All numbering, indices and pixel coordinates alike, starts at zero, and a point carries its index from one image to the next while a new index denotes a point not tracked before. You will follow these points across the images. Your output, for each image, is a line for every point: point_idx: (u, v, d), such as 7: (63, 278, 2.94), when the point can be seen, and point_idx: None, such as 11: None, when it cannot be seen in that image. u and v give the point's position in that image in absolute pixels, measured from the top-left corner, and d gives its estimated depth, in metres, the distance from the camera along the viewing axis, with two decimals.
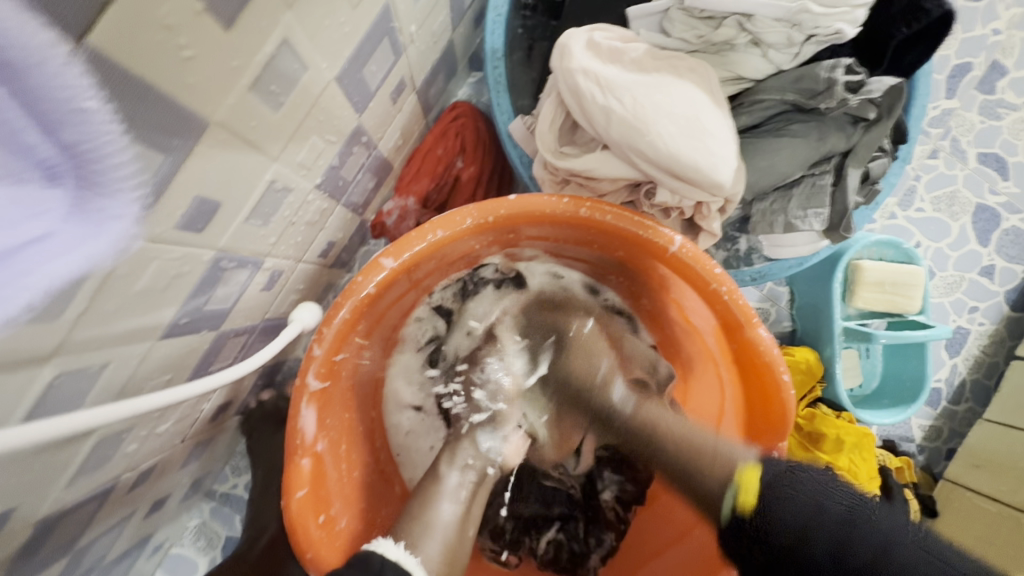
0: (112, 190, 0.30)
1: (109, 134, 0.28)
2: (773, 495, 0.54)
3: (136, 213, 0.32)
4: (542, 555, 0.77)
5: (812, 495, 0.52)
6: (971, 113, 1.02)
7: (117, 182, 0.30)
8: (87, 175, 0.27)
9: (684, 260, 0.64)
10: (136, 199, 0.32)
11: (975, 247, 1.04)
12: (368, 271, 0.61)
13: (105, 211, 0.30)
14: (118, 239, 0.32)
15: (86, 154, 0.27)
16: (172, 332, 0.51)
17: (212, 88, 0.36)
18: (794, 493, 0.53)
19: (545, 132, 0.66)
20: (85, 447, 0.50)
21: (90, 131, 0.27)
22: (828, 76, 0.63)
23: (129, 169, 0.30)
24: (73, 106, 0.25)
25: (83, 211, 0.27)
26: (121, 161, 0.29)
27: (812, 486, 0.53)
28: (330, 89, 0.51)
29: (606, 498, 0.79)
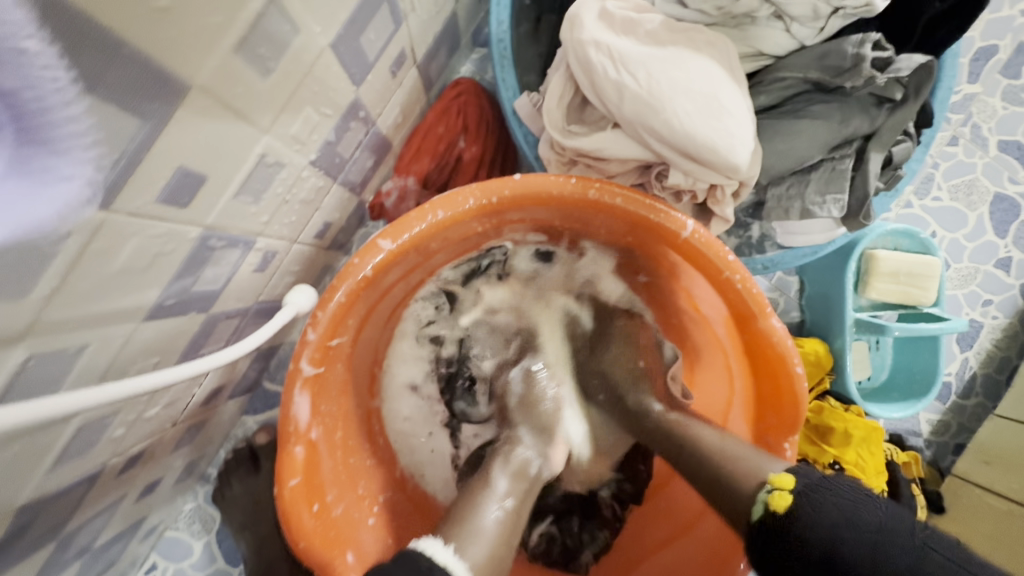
0: (63, 147, 0.28)
1: (57, 81, 0.26)
2: (811, 502, 0.47)
3: (93, 172, 0.31)
4: (534, 548, 0.74)
5: (852, 512, 0.45)
6: (993, 98, 0.98)
7: (69, 137, 0.28)
8: (33, 130, 0.26)
9: (696, 246, 0.61)
10: (95, 157, 0.30)
11: (992, 238, 1.00)
12: (365, 253, 0.58)
13: (54, 168, 0.28)
14: (67, 202, 0.30)
15: (26, 103, 0.25)
16: (158, 314, 0.48)
17: (193, 47, 0.32)
18: (825, 503, 0.46)
19: (553, 109, 0.63)
20: (67, 432, 0.47)
21: (36, 81, 0.25)
22: (856, 51, 0.58)
23: (85, 123, 0.28)
24: (9, 46, 0.23)
25: (25, 168, 0.26)
26: (71, 112, 0.27)
27: (840, 505, 0.46)
28: (325, 57, 0.47)
29: (603, 495, 0.77)
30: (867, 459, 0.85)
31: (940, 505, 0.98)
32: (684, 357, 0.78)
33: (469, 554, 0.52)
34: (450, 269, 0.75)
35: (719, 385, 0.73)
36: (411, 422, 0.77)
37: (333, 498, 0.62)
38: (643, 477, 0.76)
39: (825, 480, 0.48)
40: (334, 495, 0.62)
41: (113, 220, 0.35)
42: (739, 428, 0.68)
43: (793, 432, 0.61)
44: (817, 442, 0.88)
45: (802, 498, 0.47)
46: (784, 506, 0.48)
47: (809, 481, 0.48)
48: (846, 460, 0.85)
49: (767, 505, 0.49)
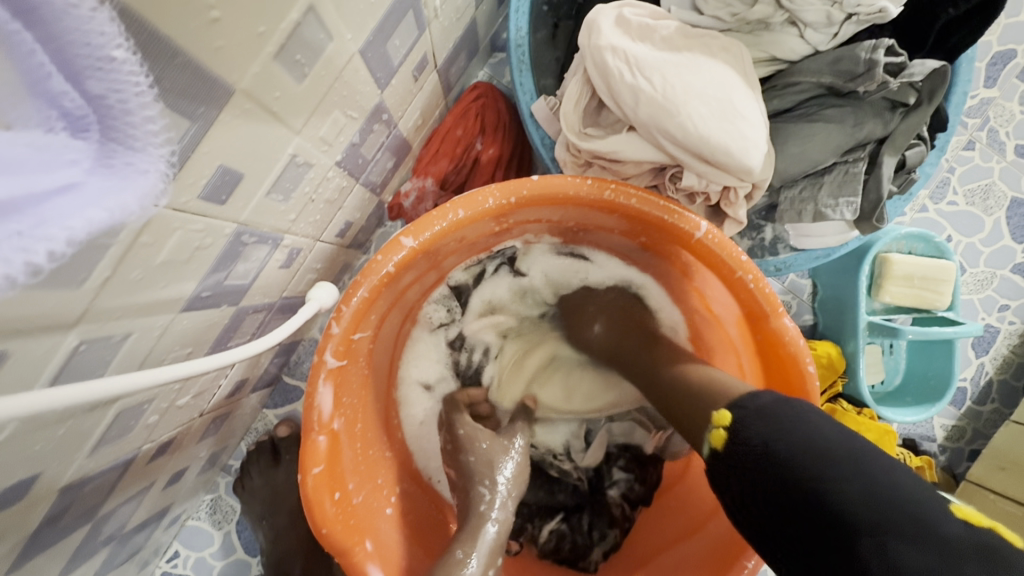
0: (139, 140, 0.31)
1: (139, 86, 0.29)
2: (743, 429, 0.49)
3: (164, 166, 0.34)
4: (543, 544, 0.75)
5: (809, 434, 0.45)
6: (1011, 103, 0.98)
7: (144, 133, 0.31)
8: (116, 128, 0.29)
9: (709, 246, 0.62)
10: (167, 152, 0.34)
11: (1009, 243, 1.00)
12: (388, 250, 0.60)
13: (131, 162, 0.31)
14: (147, 190, 0.33)
15: (112, 105, 0.28)
16: (193, 306, 0.51)
17: (238, 54, 0.35)
18: (763, 428, 0.48)
19: (570, 112, 0.65)
20: (107, 417, 0.50)
21: (118, 83, 0.28)
22: (869, 57, 0.60)
23: (159, 123, 0.32)
24: (101, 55, 0.26)
25: (107, 162, 0.29)
26: (149, 112, 0.30)
27: (794, 420, 0.47)
28: (354, 62, 0.49)
29: (612, 494, 0.78)
30: None
31: None
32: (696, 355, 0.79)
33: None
34: (460, 271, 0.78)
35: None
36: (425, 426, 0.79)
37: (353, 487, 0.64)
38: (653, 478, 0.78)
39: (754, 409, 0.50)
40: (353, 484, 0.64)
41: (161, 215, 0.37)
42: None
43: None
44: None
45: (742, 428, 0.49)
46: (720, 442, 0.51)
47: (746, 413, 0.50)
48: None
49: (710, 440, 0.52)
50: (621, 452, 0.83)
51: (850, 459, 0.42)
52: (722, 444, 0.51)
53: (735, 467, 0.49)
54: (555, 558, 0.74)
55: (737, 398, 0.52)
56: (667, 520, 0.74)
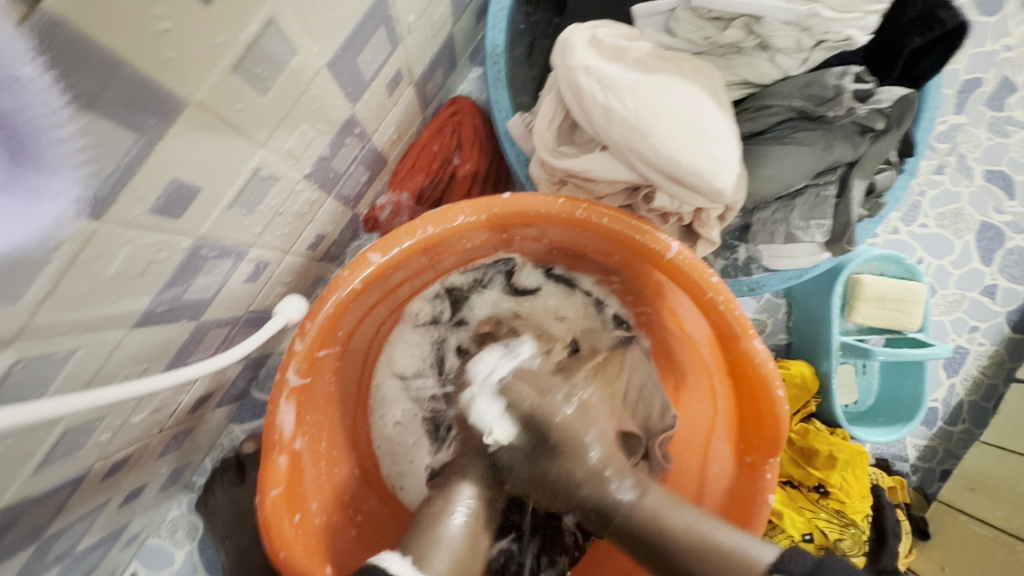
0: (49, 162, 0.29)
1: (49, 106, 0.27)
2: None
3: (80, 190, 0.32)
4: (489, 563, 0.72)
5: None
6: (978, 129, 1.00)
7: (55, 157, 0.29)
8: (25, 149, 0.27)
9: (680, 267, 0.62)
10: (83, 175, 0.31)
11: (977, 266, 1.02)
12: (355, 266, 0.59)
13: (39, 186, 0.29)
14: (52, 217, 0.31)
15: (20, 124, 0.26)
16: (148, 321, 0.49)
17: (192, 67, 0.34)
18: None
19: (544, 130, 0.64)
20: (51, 436, 0.48)
21: (25, 100, 0.26)
22: (838, 83, 0.61)
23: (75, 142, 0.29)
24: (3, 74, 0.24)
25: (13, 186, 0.27)
26: (62, 133, 0.28)
27: None
28: (321, 76, 0.49)
29: (567, 523, 0.74)
30: (851, 483, 0.85)
31: (925, 530, 0.99)
32: (672, 375, 0.78)
33: (432, 566, 0.53)
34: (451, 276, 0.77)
35: (703, 407, 0.73)
36: (401, 428, 0.76)
37: (315, 508, 0.62)
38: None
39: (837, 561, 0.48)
40: (315, 505, 0.62)
41: (108, 229, 0.36)
42: (723, 449, 0.68)
43: (775, 453, 0.61)
44: (801, 464, 0.90)
45: None
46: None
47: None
48: (831, 484, 0.86)
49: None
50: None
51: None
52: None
53: None
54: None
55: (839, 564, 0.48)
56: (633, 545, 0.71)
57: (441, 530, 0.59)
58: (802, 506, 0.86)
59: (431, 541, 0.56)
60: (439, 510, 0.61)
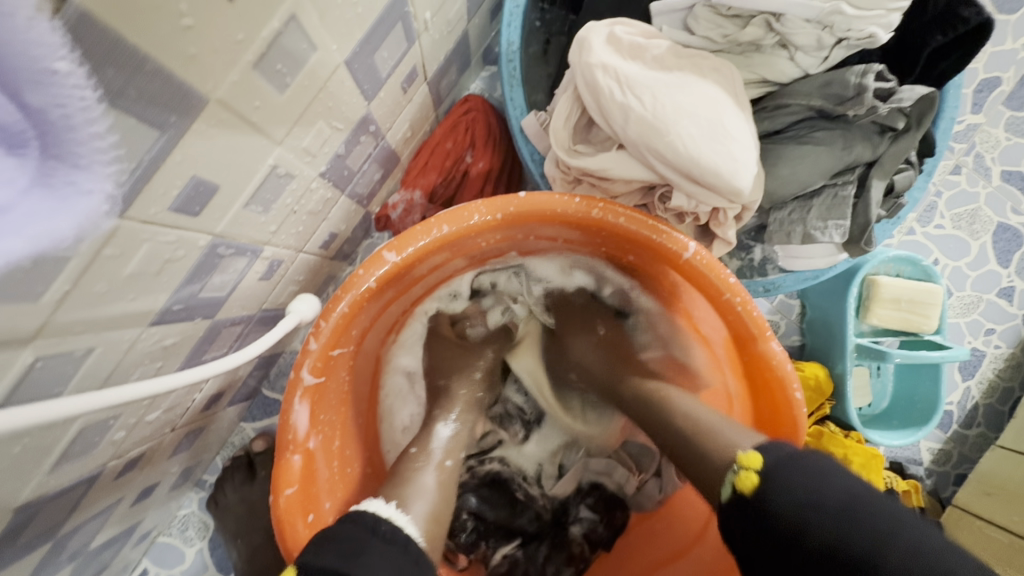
0: (85, 160, 0.29)
1: (84, 100, 0.27)
2: (778, 479, 0.45)
3: (111, 186, 0.32)
4: (495, 566, 0.74)
5: (817, 482, 0.44)
6: (996, 129, 0.99)
7: (90, 153, 0.29)
8: (64, 148, 0.28)
9: (698, 267, 0.61)
10: (115, 171, 0.32)
11: (995, 267, 1.01)
12: (369, 265, 0.58)
13: (74, 181, 0.29)
14: (85, 213, 0.31)
15: (57, 121, 0.26)
16: (164, 319, 0.49)
17: (215, 64, 0.34)
18: (800, 475, 0.45)
19: (560, 128, 0.64)
20: (68, 434, 0.48)
21: (62, 97, 0.26)
22: (859, 80, 0.60)
23: (107, 138, 0.29)
24: (40, 67, 0.24)
25: (47, 181, 0.28)
26: (95, 129, 0.28)
27: (808, 470, 0.45)
28: (338, 74, 0.48)
29: (574, 532, 0.75)
30: None
31: None
32: None
33: (413, 510, 0.54)
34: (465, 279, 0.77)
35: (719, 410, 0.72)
36: (409, 432, 0.77)
37: (328, 508, 0.62)
38: (618, 522, 0.75)
39: (791, 456, 0.47)
40: (328, 504, 0.62)
41: (128, 226, 0.36)
42: None
43: None
44: None
45: (768, 477, 0.46)
46: (750, 488, 0.47)
47: (778, 460, 0.47)
48: None
49: (736, 485, 0.48)
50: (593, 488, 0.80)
51: (846, 513, 0.41)
52: (755, 492, 0.46)
53: (767, 518, 0.45)
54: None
55: (762, 442, 0.49)
56: (647, 550, 0.72)
57: (417, 479, 0.59)
58: None
59: (411, 488, 0.57)
60: (420, 461, 0.62)
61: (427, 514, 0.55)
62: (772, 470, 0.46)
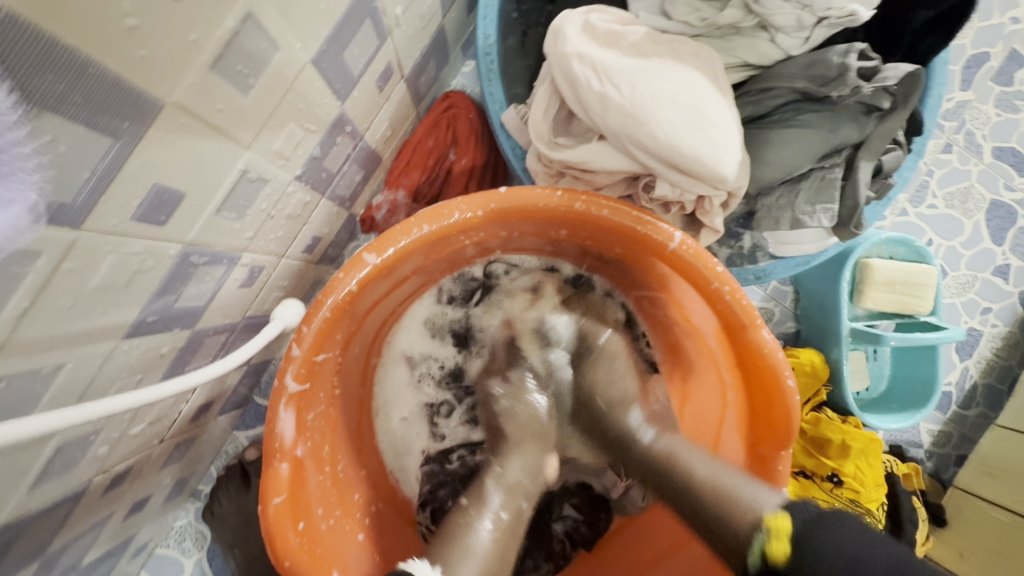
0: (5, 167, 0.26)
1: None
2: (810, 547, 0.44)
3: (34, 195, 0.29)
4: None
5: (854, 545, 0.43)
6: (986, 105, 0.98)
7: (12, 160, 0.26)
8: None
9: (684, 257, 0.60)
10: (39, 179, 0.29)
11: (989, 245, 1.00)
12: (350, 268, 0.57)
13: None
14: (9, 227, 0.28)
15: None
16: (139, 331, 0.48)
17: (168, 65, 0.32)
18: (832, 541, 0.44)
19: (539, 121, 0.63)
20: (45, 452, 0.47)
21: None
22: (842, 60, 0.59)
23: (47, 148, 0.28)
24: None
25: None
26: (28, 135, 0.27)
27: (845, 537, 0.44)
28: (306, 73, 0.47)
29: (556, 529, 0.77)
30: (866, 472, 0.83)
31: (942, 518, 0.97)
32: (678, 369, 0.76)
33: None
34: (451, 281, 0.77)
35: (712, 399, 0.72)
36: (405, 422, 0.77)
37: (320, 514, 0.61)
38: (602, 525, 0.75)
39: (822, 522, 0.46)
40: (321, 511, 0.61)
41: (88, 238, 0.35)
42: (733, 441, 0.67)
43: (786, 445, 0.60)
44: (813, 454, 0.88)
45: (802, 544, 0.45)
46: (783, 557, 0.46)
47: (810, 523, 0.46)
48: (845, 473, 0.84)
49: (767, 554, 0.47)
50: (579, 489, 0.79)
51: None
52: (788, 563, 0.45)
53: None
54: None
55: (788, 502, 0.49)
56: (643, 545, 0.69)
57: (472, 538, 0.56)
58: (815, 495, 0.85)
59: (463, 549, 0.55)
60: (468, 518, 0.58)
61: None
62: (805, 534, 0.45)
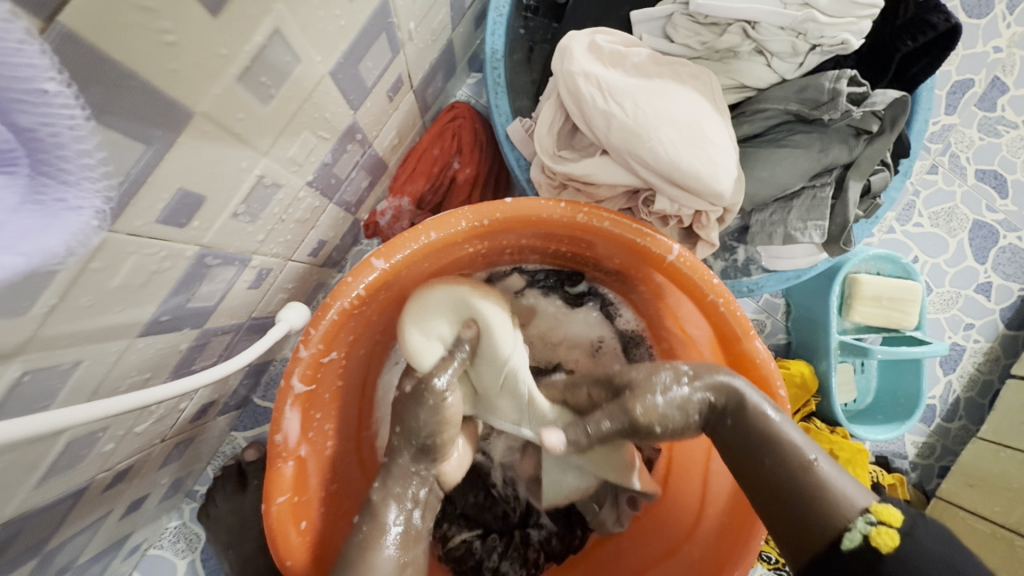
0: (73, 177, 0.30)
1: (73, 119, 0.28)
2: (921, 542, 0.45)
3: (100, 202, 0.32)
4: (451, 547, 0.75)
5: (942, 545, 0.45)
6: (970, 129, 1.02)
7: (79, 169, 0.29)
8: (52, 166, 0.28)
9: (682, 269, 0.62)
10: (102, 187, 0.32)
11: (972, 264, 1.03)
12: (358, 272, 0.59)
13: (64, 199, 0.30)
14: (77, 229, 0.32)
15: (46, 139, 0.27)
16: (152, 330, 0.49)
17: (200, 77, 0.34)
18: (921, 541, 0.45)
19: (544, 135, 0.65)
20: (55, 448, 0.48)
21: (52, 116, 0.26)
22: (832, 86, 0.61)
23: (90, 153, 0.30)
24: (32, 88, 0.25)
25: (38, 199, 0.28)
26: (84, 146, 0.29)
27: (934, 538, 0.46)
28: (324, 84, 0.49)
29: (532, 538, 0.77)
30: None
31: None
32: None
33: None
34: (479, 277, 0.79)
35: None
36: None
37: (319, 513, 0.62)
38: (576, 543, 0.76)
39: (922, 521, 0.47)
40: (321, 509, 0.63)
41: (115, 240, 0.36)
42: None
43: None
44: None
45: (907, 536, 0.46)
46: (888, 544, 0.46)
47: (910, 519, 0.47)
48: None
49: (869, 538, 0.47)
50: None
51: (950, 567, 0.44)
52: (895, 548, 0.45)
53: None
54: (455, 566, 0.74)
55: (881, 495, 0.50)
56: (645, 542, 0.71)
57: (372, 557, 0.55)
58: None
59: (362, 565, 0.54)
60: (366, 535, 0.56)
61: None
62: (910, 530, 0.46)
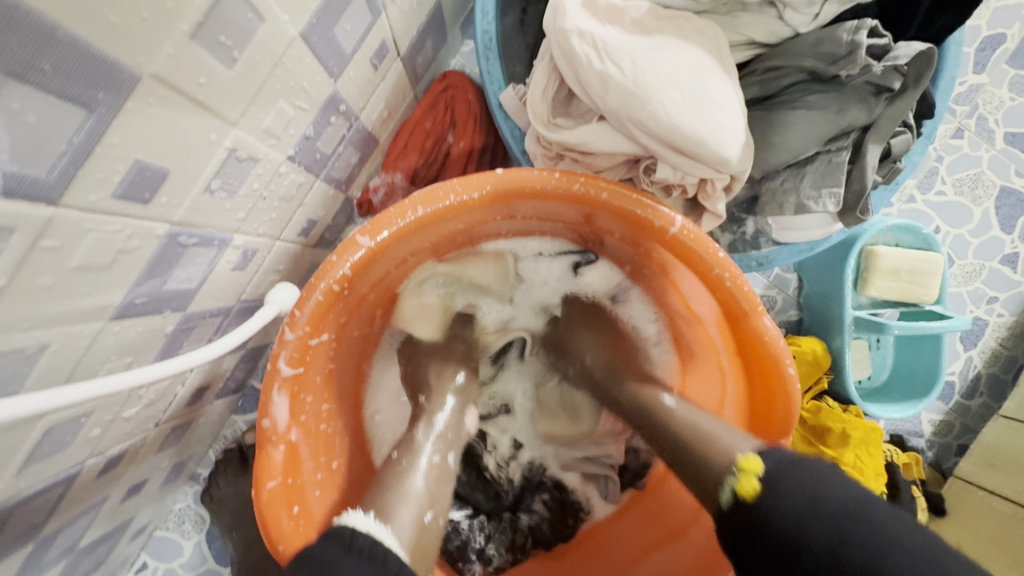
0: None
1: None
2: (778, 482, 0.46)
3: (32, 162, 0.30)
4: None
5: (814, 488, 0.44)
6: (1000, 89, 0.95)
7: None
8: None
9: (685, 242, 0.59)
10: None
11: (998, 234, 0.98)
12: (344, 250, 0.56)
13: None
14: None
15: None
16: (127, 313, 0.47)
17: (142, 34, 0.31)
18: (794, 483, 0.45)
19: (537, 102, 0.61)
20: (34, 434, 0.47)
21: None
22: (851, 38, 0.57)
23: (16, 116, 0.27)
24: None
25: None
26: None
27: (807, 476, 0.46)
28: (295, 47, 0.46)
29: (522, 524, 0.76)
30: (866, 461, 0.83)
31: (942, 508, 0.96)
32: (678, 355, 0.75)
33: (396, 520, 0.53)
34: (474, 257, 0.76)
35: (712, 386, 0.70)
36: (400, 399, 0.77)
37: (313, 498, 0.60)
38: (568, 532, 0.74)
39: (792, 461, 0.48)
40: (317, 493, 0.61)
41: (66, 215, 0.34)
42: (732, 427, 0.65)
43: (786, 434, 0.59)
44: (813, 443, 0.87)
45: (768, 483, 0.46)
46: (751, 494, 0.47)
47: (779, 462, 0.47)
48: (846, 462, 0.83)
49: (736, 492, 0.48)
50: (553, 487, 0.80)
51: (846, 515, 0.42)
52: (754, 498, 0.47)
53: (758, 524, 0.46)
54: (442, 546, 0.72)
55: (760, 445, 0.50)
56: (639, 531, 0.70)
57: (405, 486, 0.57)
58: None
59: (397, 495, 0.56)
60: (403, 467, 0.60)
61: (412, 523, 0.54)
62: (772, 473, 0.47)
